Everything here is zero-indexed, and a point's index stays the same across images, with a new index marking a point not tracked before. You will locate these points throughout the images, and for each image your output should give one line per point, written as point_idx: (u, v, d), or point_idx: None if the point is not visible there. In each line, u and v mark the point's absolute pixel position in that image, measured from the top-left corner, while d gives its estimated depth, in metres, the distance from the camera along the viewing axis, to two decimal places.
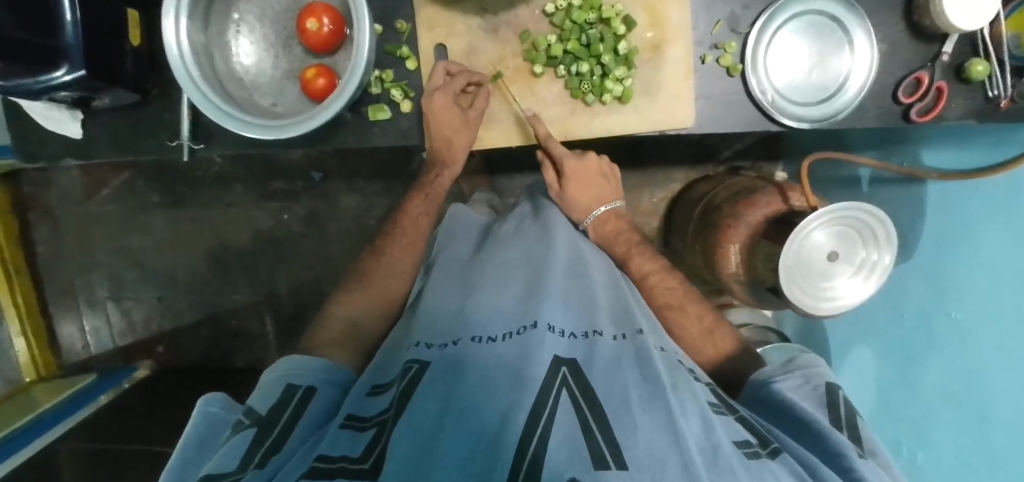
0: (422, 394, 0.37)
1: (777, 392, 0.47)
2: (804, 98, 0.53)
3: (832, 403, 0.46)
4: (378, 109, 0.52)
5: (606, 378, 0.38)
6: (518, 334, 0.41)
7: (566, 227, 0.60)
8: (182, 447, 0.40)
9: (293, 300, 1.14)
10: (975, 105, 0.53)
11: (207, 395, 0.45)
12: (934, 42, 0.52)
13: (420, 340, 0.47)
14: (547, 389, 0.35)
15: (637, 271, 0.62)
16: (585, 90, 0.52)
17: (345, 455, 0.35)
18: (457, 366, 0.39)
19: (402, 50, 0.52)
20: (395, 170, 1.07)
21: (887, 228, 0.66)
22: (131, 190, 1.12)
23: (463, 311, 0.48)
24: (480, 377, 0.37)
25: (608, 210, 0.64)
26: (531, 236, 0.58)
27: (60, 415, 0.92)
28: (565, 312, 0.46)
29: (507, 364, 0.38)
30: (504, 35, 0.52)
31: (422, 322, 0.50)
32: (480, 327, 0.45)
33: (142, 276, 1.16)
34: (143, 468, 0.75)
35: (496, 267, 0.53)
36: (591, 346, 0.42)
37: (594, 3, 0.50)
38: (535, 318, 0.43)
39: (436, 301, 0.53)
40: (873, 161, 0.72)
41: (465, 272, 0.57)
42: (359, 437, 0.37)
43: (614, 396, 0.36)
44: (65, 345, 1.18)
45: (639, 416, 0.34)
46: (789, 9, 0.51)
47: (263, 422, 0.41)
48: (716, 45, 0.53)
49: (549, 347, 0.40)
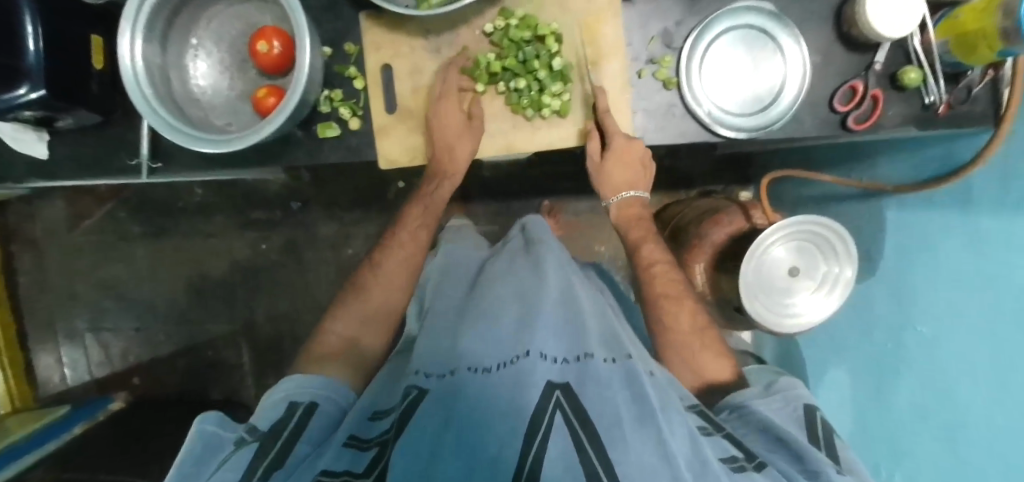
0: (421, 419, 0.37)
1: (760, 411, 0.46)
2: (744, 109, 0.54)
3: (810, 426, 0.45)
4: (327, 126, 0.54)
5: (600, 400, 0.37)
6: (512, 363, 0.40)
7: (556, 258, 0.58)
8: (179, 463, 0.38)
9: (270, 329, 1.14)
10: (908, 112, 0.55)
11: (202, 412, 0.42)
12: (866, 53, 0.54)
13: (421, 368, 0.46)
14: (539, 413, 0.35)
15: (646, 258, 0.61)
16: (524, 105, 0.53)
17: (349, 470, 0.37)
18: (452, 394, 0.39)
19: (350, 71, 0.54)
20: (371, 197, 1.09)
21: (846, 244, 0.66)
22: (114, 220, 1.13)
23: (459, 341, 0.46)
24: (480, 402, 0.37)
25: (636, 196, 0.61)
26: (523, 272, 0.56)
27: (28, 447, 0.90)
28: (557, 339, 0.44)
29: (503, 393, 0.37)
30: (447, 54, 0.54)
31: (422, 350, 0.49)
32: (475, 357, 0.43)
33: (120, 307, 1.16)
34: None
35: (488, 303, 0.51)
36: (584, 370, 0.40)
37: (530, 22, 0.52)
38: (527, 347, 0.42)
39: (433, 337, 0.51)
40: (833, 178, 0.74)
41: (460, 311, 0.54)
42: (361, 456, 0.39)
43: (606, 413, 0.36)
44: (42, 378, 1.16)
45: (631, 434, 0.34)
46: (720, 23, 0.53)
47: (269, 436, 0.41)
48: (652, 60, 0.54)
49: (541, 373, 0.39)
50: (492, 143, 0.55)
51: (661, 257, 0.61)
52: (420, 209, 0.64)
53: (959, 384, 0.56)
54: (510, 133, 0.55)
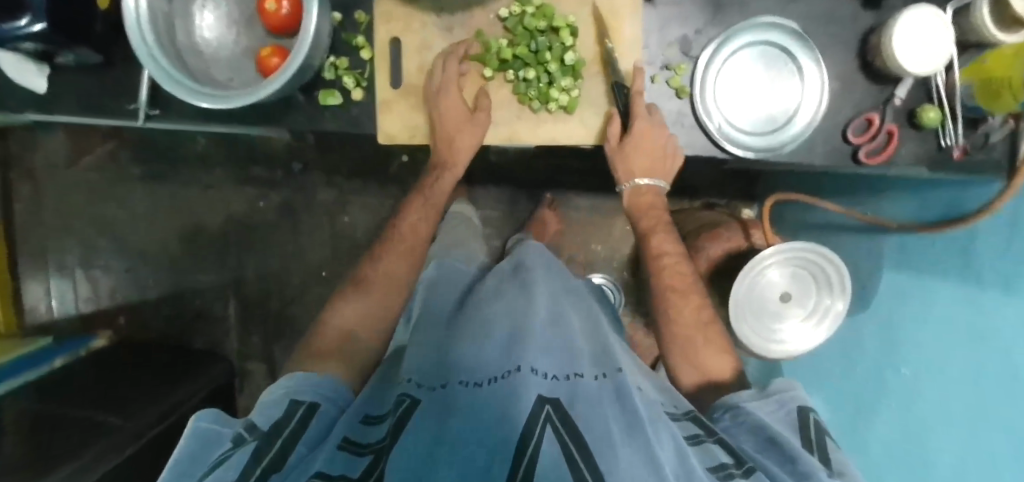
0: (414, 429, 0.37)
1: (753, 414, 0.44)
2: (755, 128, 0.53)
3: (805, 428, 0.42)
4: (329, 94, 0.52)
5: (591, 416, 0.37)
6: (503, 378, 0.40)
7: (544, 282, 0.60)
8: (176, 461, 0.37)
9: (259, 286, 1.15)
10: (921, 152, 0.53)
11: (199, 411, 0.41)
12: (888, 85, 0.52)
13: (411, 376, 0.47)
14: (530, 423, 0.35)
15: (656, 249, 0.58)
16: (530, 97, 0.52)
17: (343, 474, 0.34)
18: (444, 408, 0.39)
19: (358, 40, 0.52)
20: (373, 168, 1.08)
21: (842, 276, 0.66)
22: (115, 160, 1.13)
23: (448, 356, 0.48)
24: (472, 413, 0.36)
25: (650, 186, 0.57)
26: (511, 295, 0.56)
27: (10, 373, 0.92)
28: (548, 356, 0.44)
29: (495, 406, 0.37)
30: (458, 34, 0.53)
31: (413, 356, 0.50)
32: (468, 370, 0.43)
33: (113, 246, 1.16)
34: (88, 434, 0.76)
35: (476, 324, 0.51)
36: (574, 387, 0.41)
37: (547, 12, 0.50)
38: (518, 362, 0.41)
39: (416, 345, 0.52)
40: (837, 207, 0.73)
41: (449, 326, 0.55)
42: (355, 461, 0.36)
43: (595, 427, 0.36)
44: (28, 307, 1.17)
45: (620, 449, 0.35)
46: (741, 36, 0.51)
47: (268, 435, 0.38)
48: (667, 66, 0.53)
49: (532, 387, 0.38)
50: (494, 130, 0.54)
51: (672, 249, 0.58)
52: (420, 201, 0.65)
53: (934, 430, 0.57)
54: (517, 125, 0.53)
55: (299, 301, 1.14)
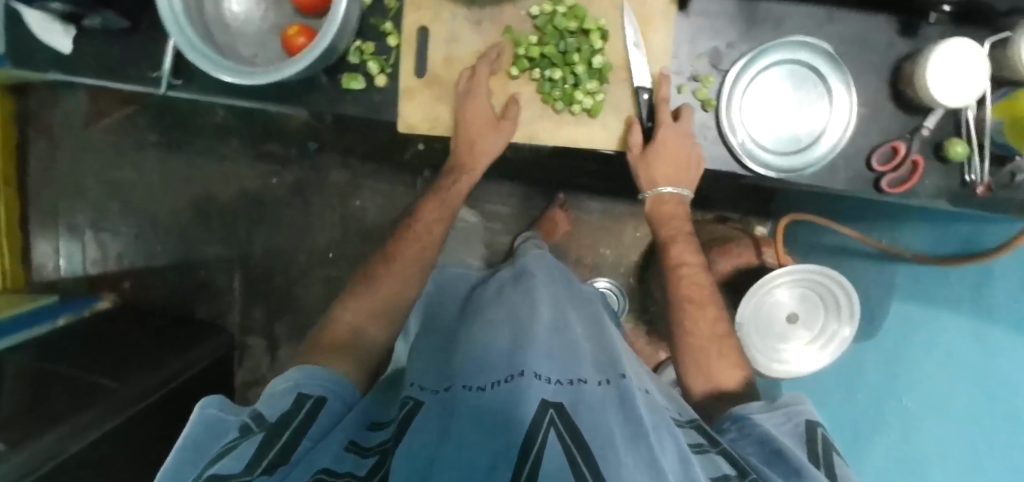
0: (417, 432, 0.38)
1: (758, 423, 0.43)
2: (780, 148, 0.52)
3: (812, 440, 0.41)
4: (352, 78, 0.52)
5: (594, 422, 0.37)
6: (507, 381, 0.41)
7: (547, 288, 0.61)
8: (181, 449, 0.36)
9: (265, 262, 1.15)
10: (944, 183, 0.53)
11: (204, 397, 0.41)
12: (917, 115, 0.52)
13: (416, 382, 0.49)
14: (533, 429, 0.34)
15: (674, 258, 0.56)
16: (555, 97, 0.51)
17: (350, 472, 0.36)
18: (446, 412, 0.40)
19: (386, 26, 0.52)
20: (388, 154, 1.09)
21: (852, 300, 0.66)
22: (132, 125, 1.13)
23: (453, 362, 0.49)
24: (474, 418, 0.37)
25: (674, 194, 0.55)
26: (513, 300, 0.58)
27: (13, 327, 0.93)
28: (551, 361, 0.45)
29: (497, 411, 0.37)
30: (486, 28, 0.52)
31: (417, 370, 0.52)
32: (471, 375, 0.44)
33: (124, 211, 1.16)
34: (85, 393, 0.76)
35: (481, 326, 0.53)
36: (577, 392, 0.41)
37: (578, 13, 0.49)
38: (522, 367, 0.42)
39: (422, 361, 0.54)
40: (853, 232, 0.73)
41: (451, 335, 0.58)
42: (361, 461, 0.38)
43: (600, 433, 0.35)
44: (36, 264, 1.18)
45: (624, 454, 0.34)
46: (773, 53, 0.51)
47: (276, 428, 0.38)
48: (695, 77, 0.52)
49: (535, 392, 0.39)
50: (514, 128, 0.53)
51: (692, 259, 0.56)
52: (436, 201, 0.65)
53: (931, 462, 0.60)
54: (539, 125, 0.53)
55: (304, 279, 1.15)
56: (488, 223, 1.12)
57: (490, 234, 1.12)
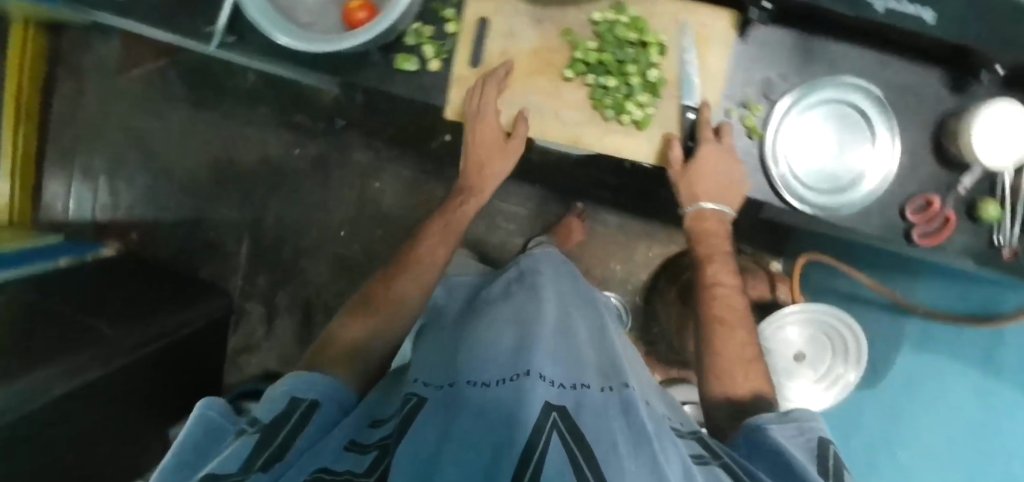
0: (426, 422, 0.37)
1: (773, 438, 0.41)
2: (820, 185, 0.53)
3: (822, 456, 0.40)
4: (406, 59, 0.52)
5: (597, 427, 0.36)
6: (512, 380, 0.41)
7: (553, 292, 0.62)
8: (181, 447, 0.35)
9: (276, 232, 1.15)
10: (973, 243, 0.53)
11: (202, 399, 0.39)
12: (954, 171, 0.53)
13: (420, 379, 0.48)
14: (536, 431, 0.34)
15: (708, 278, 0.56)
16: (606, 104, 0.51)
17: (348, 471, 0.34)
18: (449, 405, 0.39)
19: (447, 13, 0.53)
20: (414, 141, 1.11)
21: (858, 343, 0.68)
22: (162, 78, 1.13)
23: (456, 358, 0.49)
24: (478, 412, 0.36)
25: (715, 211, 0.55)
26: (520, 299, 0.58)
27: (14, 263, 0.91)
28: (556, 365, 0.45)
29: (501, 408, 0.37)
30: (546, 28, 0.52)
31: (423, 364, 0.52)
32: (475, 371, 0.44)
33: (141, 162, 1.16)
34: (83, 337, 0.76)
35: (486, 326, 0.53)
36: (580, 397, 0.40)
37: (639, 25, 0.50)
38: (527, 367, 0.42)
39: (425, 358, 0.53)
40: (869, 280, 0.73)
41: (455, 334, 0.57)
42: (360, 458, 0.37)
43: (603, 439, 0.35)
44: (44, 204, 1.17)
45: (627, 459, 0.33)
46: (825, 90, 0.51)
47: (270, 429, 0.37)
48: (743, 104, 0.53)
49: (539, 393, 0.39)
50: (560, 130, 0.52)
51: (727, 279, 0.56)
52: (441, 225, 0.64)
53: None
54: (586, 132, 0.52)
55: (312, 254, 1.15)
56: (503, 223, 1.12)
57: (504, 235, 1.12)
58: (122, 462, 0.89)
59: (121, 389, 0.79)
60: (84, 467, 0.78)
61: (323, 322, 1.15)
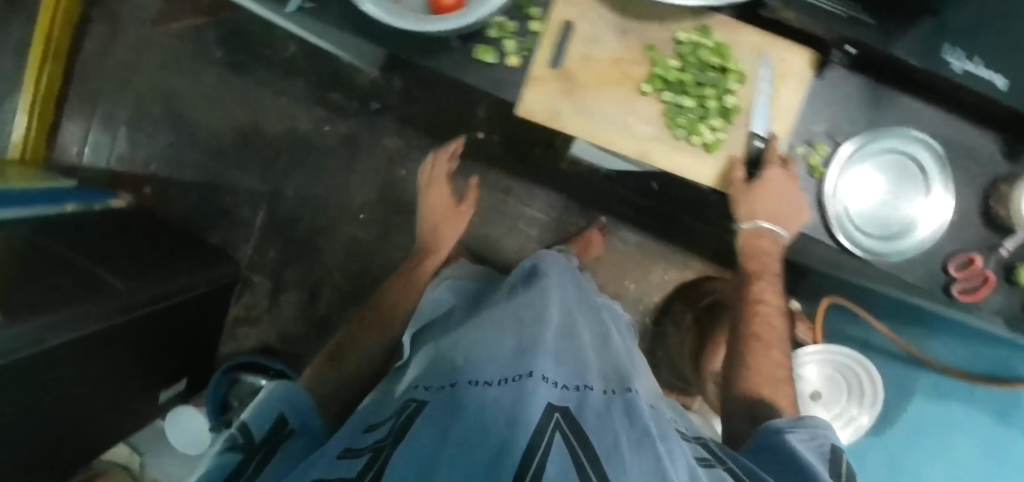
0: (421, 428, 0.34)
1: (786, 441, 0.42)
2: (873, 229, 0.54)
3: (833, 462, 0.40)
4: (486, 50, 0.52)
5: (601, 428, 0.35)
6: (514, 380, 0.38)
7: (560, 294, 0.60)
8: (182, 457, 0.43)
9: (294, 206, 1.13)
10: (1007, 305, 0.55)
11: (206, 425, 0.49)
12: (1000, 233, 0.54)
13: (421, 384, 0.45)
14: (539, 429, 0.31)
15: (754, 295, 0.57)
16: (679, 124, 0.52)
17: (340, 477, 0.31)
18: (448, 407, 0.36)
19: (533, 11, 0.53)
20: (446, 134, 1.10)
21: (874, 386, 0.72)
22: (200, 36, 1.11)
23: (457, 360, 0.46)
24: (479, 411, 0.34)
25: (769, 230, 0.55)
26: (522, 300, 0.56)
27: (20, 201, 0.86)
28: (559, 366, 0.43)
29: (503, 406, 0.34)
30: (630, 39, 0.52)
31: (426, 369, 0.49)
32: (475, 372, 0.41)
33: (165, 117, 1.13)
34: (91, 287, 0.74)
35: (488, 328, 0.51)
36: (582, 398, 0.39)
37: (723, 51, 0.51)
38: (530, 368, 0.40)
39: (429, 361, 0.51)
40: (886, 329, 0.78)
41: (457, 334, 0.54)
42: (353, 464, 0.33)
43: (604, 439, 0.33)
44: (59, 145, 1.13)
45: (629, 459, 0.32)
46: (889, 140, 0.53)
47: (255, 444, 0.41)
48: (809, 142, 0.54)
49: (542, 393, 0.36)
50: (630, 142, 0.53)
51: (771, 299, 0.57)
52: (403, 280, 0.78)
53: None
54: (654, 148, 0.53)
55: (328, 233, 1.13)
56: (524, 228, 1.12)
57: (524, 239, 1.12)
58: (101, 426, 0.84)
59: (111, 346, 0.75)
60: (64, 426, 0.74)
61: (329, 303, 1.13)
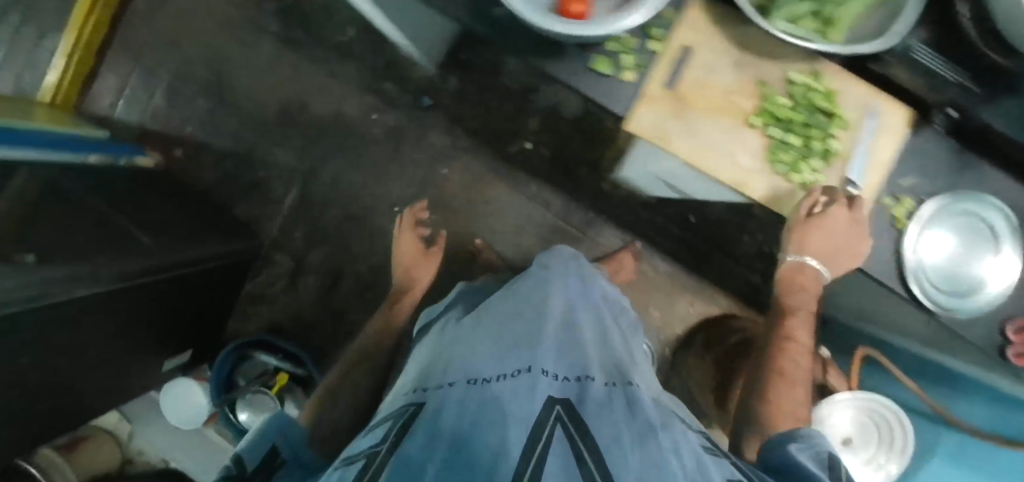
0: (419, 432, 0.32)
1: (785, 453, 0.44)
2: (946, 284, 0.56)
3: (832, 466, 0.42)
4: (603, 62, 0.52)
5: (602, 419, 0.32)
6: (513, 376, 0.36)
7: (567, 281, 0.57)
8: None
9: (327, 190, 1.11)
10: None
11: None
12: None
13: (422, 385, 0.42)
14: (537, 428, 0.29)
15: None
16: (781, 159, 0.54)
17: None
18: (443, 409, 0.34)
19: (655, 31, 0.54)
20: (494, 140, 1.10)
21: (906, 441, 0.73)
22: (259, 6, 1.09)
23: (454, 355, 0.44)
24: (478, 413, 0.31)
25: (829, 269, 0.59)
26: (523, 293, 0.54)
27: (47, 142, 0.81)
28: (559, 357, 0.40)
29: (499, 405, 0.32)
30: (744, 73, 0.54)
31: (428, 365, 0.47)
32: (473, 369, 0.39)
33: (209, 81, 1.10)
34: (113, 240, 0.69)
35: (490, 324, 0.48)
36: (583, 388, 0.36)
37: (833, 96, 0.53)
38: (529, 363, 0.37)
39: (435, 357, 0.48)
40: (917, 387, 0.79)
41: (467, 327, 0.52)
42: (348, 472, 0.31)
43: (604, 429, 0.31)
44: (93, 94, 1.10)
45: (631, 450, 0.29)
46: (969, 200, 0.55)
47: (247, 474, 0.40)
48: (894, 195, 0.56)
49: (540, 389, 0.34)
50: (730, 170, 0.55)
51: None
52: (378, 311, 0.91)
53: None
54: (751, 179, 0.55)
55: (357, 222, 1.11)
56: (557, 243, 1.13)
57: None
58: (98, 394, 0.79)
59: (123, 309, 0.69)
60: (59, 389, 0.68)
61: (348, 294, 1.10)
